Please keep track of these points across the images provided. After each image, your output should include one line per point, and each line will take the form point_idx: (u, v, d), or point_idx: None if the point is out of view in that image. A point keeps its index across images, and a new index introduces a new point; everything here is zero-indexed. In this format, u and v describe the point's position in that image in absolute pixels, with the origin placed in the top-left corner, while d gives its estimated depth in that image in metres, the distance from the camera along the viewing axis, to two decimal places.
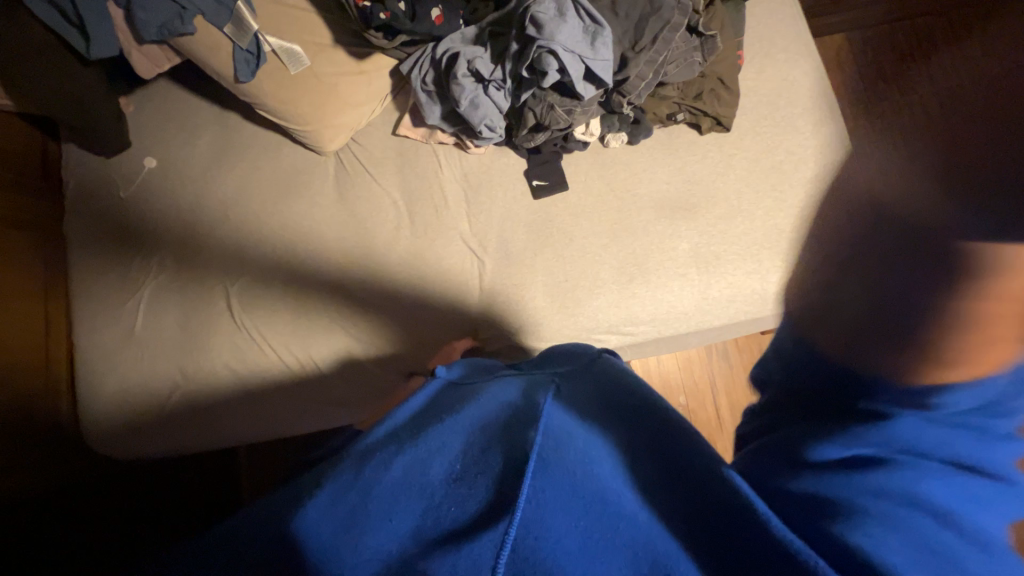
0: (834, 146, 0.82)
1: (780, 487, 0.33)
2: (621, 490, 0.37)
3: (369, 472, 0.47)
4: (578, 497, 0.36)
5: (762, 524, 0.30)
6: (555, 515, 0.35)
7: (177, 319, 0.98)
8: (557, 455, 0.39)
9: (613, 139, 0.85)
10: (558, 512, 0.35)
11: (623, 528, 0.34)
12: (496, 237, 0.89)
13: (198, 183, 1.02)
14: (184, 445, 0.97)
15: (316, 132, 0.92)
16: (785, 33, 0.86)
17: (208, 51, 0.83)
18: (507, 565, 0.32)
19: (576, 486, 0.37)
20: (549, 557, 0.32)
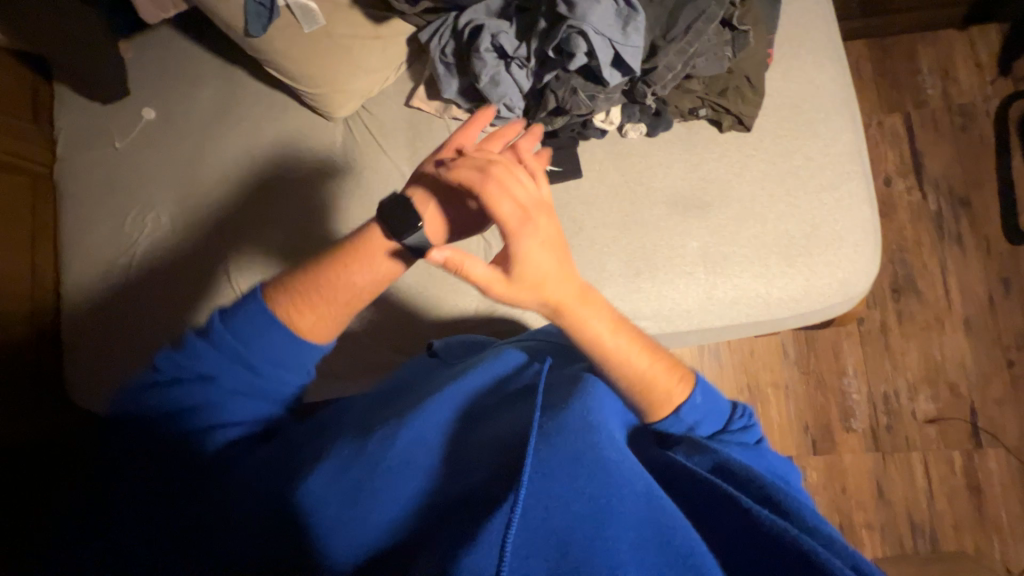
0: (852, 156, 0.81)
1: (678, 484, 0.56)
2: (617, 461, 0.51)
3: (377, 445, 0.55)
4: (579, 462, 0.50)
5: (723, 495, 0.51)
6: (559, 481, 0.49)
7: (168, 278, 0.96)
8: (556, 429, 0.53)
9: (631, 130, 0.84)
10: (563, 475, 0.50)
11: (626, 485, 0.50)
12: None
13: (199, 140, 0.99)
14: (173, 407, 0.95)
15: (327, 97, 0.88)
16: (815, 36, 0.84)
17: (218, 1, 0.80)
18: (525, 510, 0.47)
19: (576, 452, 0.51)
20: (556, 503, 0.48)
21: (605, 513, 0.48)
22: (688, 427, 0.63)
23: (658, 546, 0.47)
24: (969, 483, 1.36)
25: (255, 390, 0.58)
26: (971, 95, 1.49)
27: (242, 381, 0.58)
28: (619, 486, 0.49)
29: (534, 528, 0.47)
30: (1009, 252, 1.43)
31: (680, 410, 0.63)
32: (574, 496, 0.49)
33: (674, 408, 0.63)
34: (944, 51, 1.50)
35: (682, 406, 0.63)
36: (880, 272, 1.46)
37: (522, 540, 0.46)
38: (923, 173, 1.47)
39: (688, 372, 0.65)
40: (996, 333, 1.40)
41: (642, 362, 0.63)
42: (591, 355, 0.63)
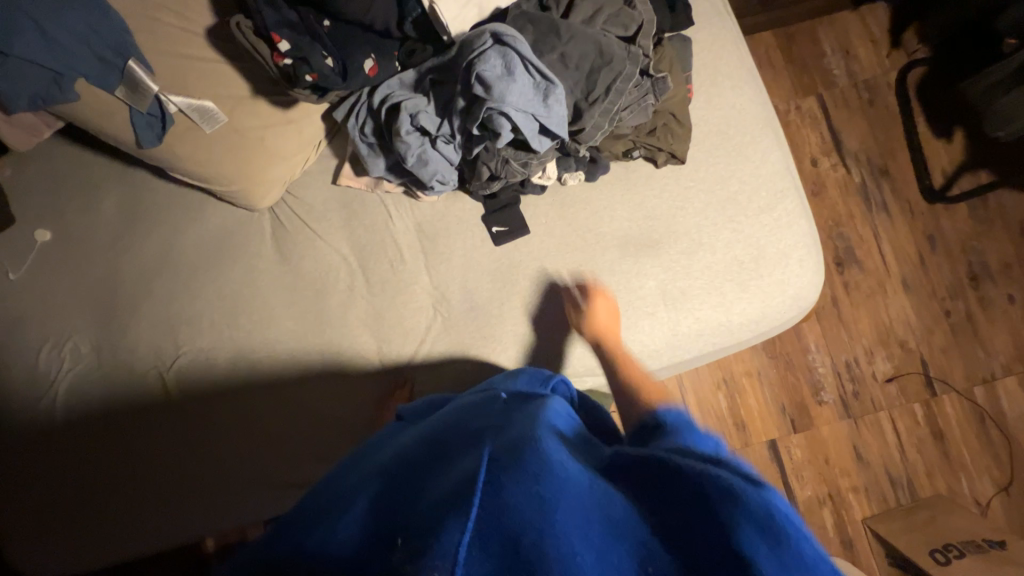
0: (783, 174, 0.84)
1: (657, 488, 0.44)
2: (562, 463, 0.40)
3: (323, 514, 0.45)
4: (525, 464, 0.39)
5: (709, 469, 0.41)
6: (513, 487, 0.37)
7: (97, 406, 0.86)
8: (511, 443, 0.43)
9: (570, 179, 0.82)
10: (514, 476, 0.38)
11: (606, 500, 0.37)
12: (459, 289, 0.85)
13: (110, 255, 0.89)
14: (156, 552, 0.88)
15: (245, 193, 0.83)
16: (728, 60, 0.86)
17: (99, 116, 0.70)
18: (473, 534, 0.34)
19: (519, 455, 0.40)
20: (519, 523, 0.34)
21: (562, 513, 0.35)
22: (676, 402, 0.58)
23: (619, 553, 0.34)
24: (932, 430, 1.46)
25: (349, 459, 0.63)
26: (872, 70, 1.58)
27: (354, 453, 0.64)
28: (568, 482, 0.38)
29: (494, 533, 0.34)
30: (929, 209, 1.54)
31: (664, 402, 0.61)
32: (534, 495, 0.36)
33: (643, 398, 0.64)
34: (842, 33, 1.59)
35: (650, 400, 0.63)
36: (823, 249, 1.53)
37: (476, 554, 0.33)
38: (843, 150, 1.55)
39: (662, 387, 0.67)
40: (931, 287, 1.51)
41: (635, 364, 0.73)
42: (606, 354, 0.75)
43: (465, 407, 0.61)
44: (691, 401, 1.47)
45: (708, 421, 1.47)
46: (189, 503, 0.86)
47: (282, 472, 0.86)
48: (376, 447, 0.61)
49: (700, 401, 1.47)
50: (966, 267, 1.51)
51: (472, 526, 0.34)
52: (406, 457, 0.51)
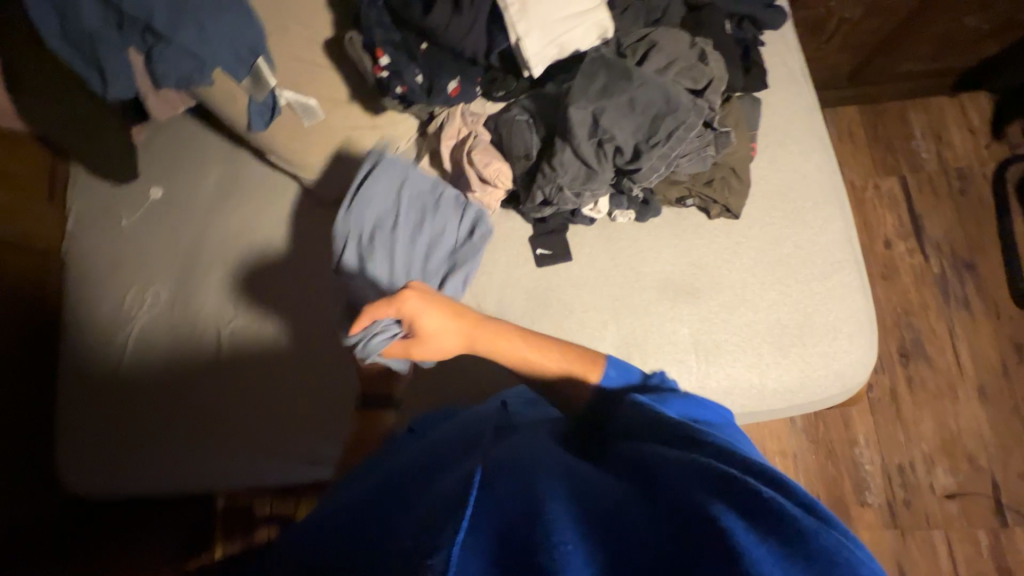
0: (843, 245, 0.81)
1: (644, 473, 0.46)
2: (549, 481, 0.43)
3: (346, 539, 0.50)
4: (523, 490, 0.42)
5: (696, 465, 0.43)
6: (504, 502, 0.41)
7: (163, 351, 0.96)
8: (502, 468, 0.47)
9: (621, 216, 0.85)
10: (503, 490, 0.43)
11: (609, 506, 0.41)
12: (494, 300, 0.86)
13: (204, 220, 1.02)
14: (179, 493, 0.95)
15: (325, 182, 0.92)
16: (799, 126, 0.86)
17: (224, 101, 0.82)
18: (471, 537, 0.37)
19: (516, 485, 0.43)
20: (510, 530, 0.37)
21: (548, 513, 0.38)
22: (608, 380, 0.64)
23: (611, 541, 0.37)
24: (998, 566, 1.27)
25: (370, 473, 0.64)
26: (967, 158, 1.49)
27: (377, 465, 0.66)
28: (552, 494, 0.41)
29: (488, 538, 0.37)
30: (1019, 316, 1.39)
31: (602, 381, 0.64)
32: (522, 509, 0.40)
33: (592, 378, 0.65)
34: (936, 117, 1.52)
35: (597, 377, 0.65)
36: (887, 336, 1.42)
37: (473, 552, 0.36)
38: (924, 236, 1.46)
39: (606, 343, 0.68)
40: (1014, 402, 1.34)
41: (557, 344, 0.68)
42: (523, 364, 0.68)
43: (469, 424, 0.64)
44: None
45: None
46: (214, 455, 0.93)
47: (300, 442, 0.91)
48: (395, 459, 0.64)
49: None
50: None
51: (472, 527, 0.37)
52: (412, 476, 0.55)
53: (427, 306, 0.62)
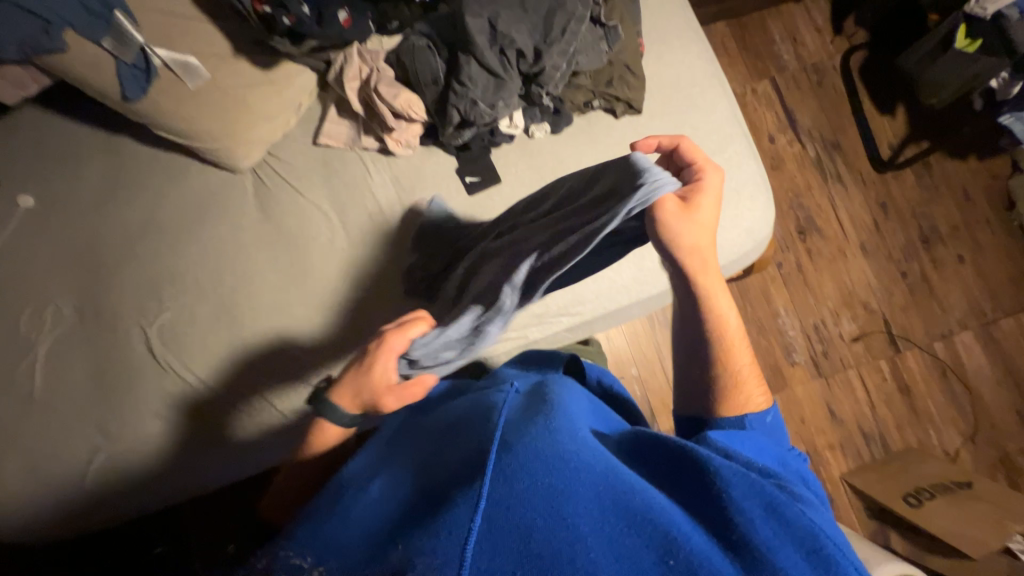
0: (730, 121, 0.92)
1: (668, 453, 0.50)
2: (577, 453, 0.44)
3: (344, 503, 0.52)
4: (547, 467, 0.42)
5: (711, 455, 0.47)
6: (522, 478, 0.41)
7: (84, 368, 0.87)
8: (521, 437, 0.46)
9: (537, 130, 0.89)
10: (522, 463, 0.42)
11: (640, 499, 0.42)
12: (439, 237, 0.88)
13: (96, 220, 0.91)
14: (146, 512, 0.89)
15: (229, 148, 0.86)
16: (676, 22, 0.94)
17: (85, 68, 0.73)
18: (480, 524, 0.38)
19: (541, 458, 0.43)
20: (525, 514, 0.39)
21: (568, 502, 0.40)
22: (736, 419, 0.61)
23: (629, 527, 0.39)
24: (899, 385, 1.53)
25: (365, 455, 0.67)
26: (819, 54, 1.71)
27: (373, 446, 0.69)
28: (580, 471, 0.42)
29: (502, 522, 0.38)
30: (879, 180, 1.65)
31: (745, 417, 0.61)
32: (536, 488, 0.40)
33: (748, 409, 0.63)
34: (789, 22, 1.72)
35: (754, 408, 0.63)
36: (785, 219, 1.62)
37: (484, 541, 0.37)
38: (798, 127, 1.66)
39: (769, 396, 0.66)
40: (887, 251, 1.60)
41: (742, 357, 0.67)
42: (712, 342, 0.67)
43: (465, 403, 0.64)
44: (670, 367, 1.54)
45: None
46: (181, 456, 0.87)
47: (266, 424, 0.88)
48: (391, 441, 0.66)
49: None
50: (918, 232, 1.61)
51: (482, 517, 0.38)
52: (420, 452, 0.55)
53: (720, 192, 0.62)
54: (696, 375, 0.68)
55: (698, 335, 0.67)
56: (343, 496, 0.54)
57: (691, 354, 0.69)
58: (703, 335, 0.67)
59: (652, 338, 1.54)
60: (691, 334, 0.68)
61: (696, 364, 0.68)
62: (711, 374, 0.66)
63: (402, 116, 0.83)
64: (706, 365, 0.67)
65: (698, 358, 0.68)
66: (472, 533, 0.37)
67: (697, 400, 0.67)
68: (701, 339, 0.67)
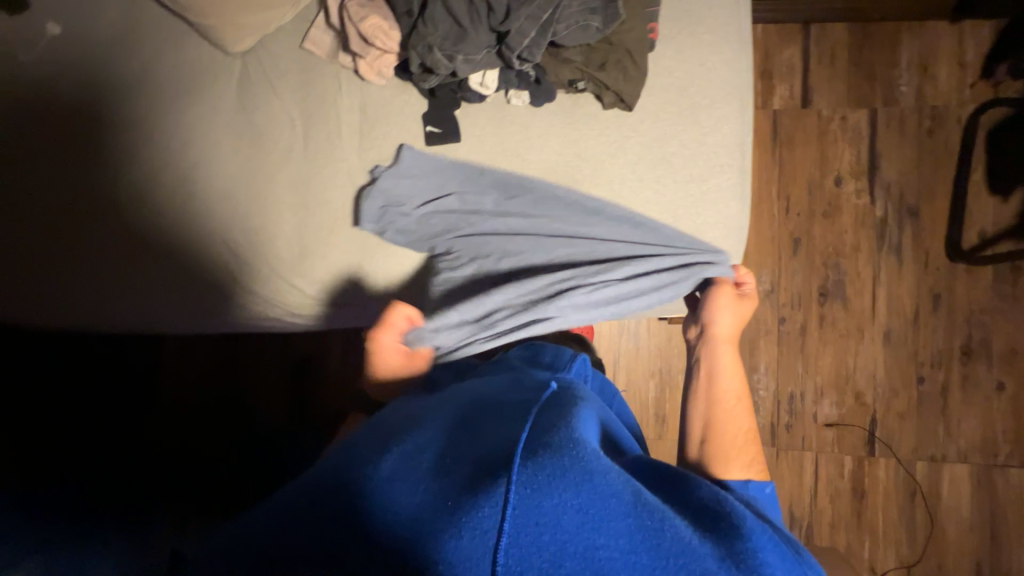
0: (730, 148, 0.80)
1: (685, 496, 0.52)
2: (602, 471, 0.46)
3: (351, 463, 0.52)
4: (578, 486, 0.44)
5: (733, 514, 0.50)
6: (549, 493, 0.43)
7: (61, 194, 0.95)
8: (545, 448, 0.47)
9: (514, 97, 0.81)
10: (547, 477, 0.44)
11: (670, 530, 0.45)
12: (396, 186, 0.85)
13: (100, 61, 0.96)
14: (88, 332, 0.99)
15: (219, 29, 0.88)
16: (716, 14, 0.80)
17: None
18: (512, 524, 0.41)
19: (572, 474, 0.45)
20: (551, 535, 0.41)
21: (596, 527, 0.42)
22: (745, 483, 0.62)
23: (658, 560, 0.42)
24: (855, 487, 1.40)
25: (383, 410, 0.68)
26: (946, 96, 1.39)
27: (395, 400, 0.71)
28: (609, 494, 0.44)
29: (529, 533, 0.41)
30: (947, 267, 1.39)
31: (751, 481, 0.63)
32: (564, 509, 0.42)
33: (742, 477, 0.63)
34: (927, 46, 1.39)
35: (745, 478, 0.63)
36: (812, 275, 1.42)
37: (513, 547, 0.41)
38: (876, 177, 1.40)
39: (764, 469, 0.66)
40: (914, 348, 1.39)
41: (743, 421, 0.70)
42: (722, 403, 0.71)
43: (491, 386, 0.66)
44: (621, 378, 1.50)
45: (631, 402, 1.50)
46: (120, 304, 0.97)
47: (193, 299, 0.95)
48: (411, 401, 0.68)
49: (630, 381, 1.50)
50: (962, 341, 1.38)
51: (511, 521, 0.42)
52: (434, 429, 0.56)
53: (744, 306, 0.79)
54: (701, 423, 0.71)
55: (705, 383, 0.74)
56: (358, 451, 0.55)
57: (699, 402, 0.73)
58: (711, 386, 0.73)
59: (613, 344, 1.49)
60: (705, 391, 0.73)
61: (704, 411, 0.72)
62: (716, 428, 0.69)
63: (371, 44, 0.79)
64: (713, 425, 0.69)
65: (702, 406, 0.72)
66: (500, 542, 0.41)
67: (698, 449, 0.69)
68: (707, 393, 0.72)
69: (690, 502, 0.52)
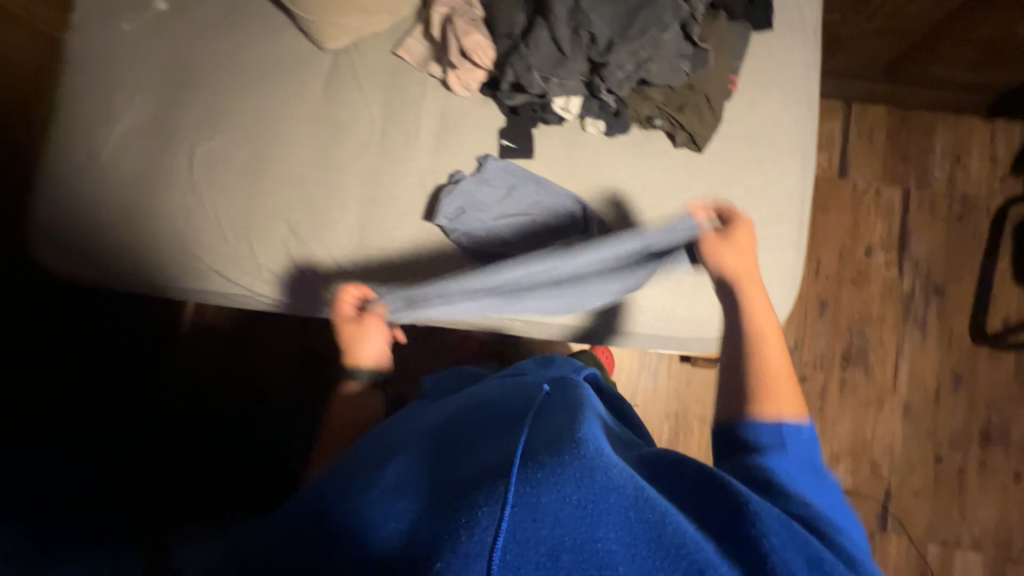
0: (791, 199, 0.84)
1: (701, 489, 0.45)
2: (604, 467, 0.41)
3: (353, 483, 0.51)
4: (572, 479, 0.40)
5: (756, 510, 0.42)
6: (545, 489, 0.39)
7: (139, 156, 0.98)
8: (543, 449, 0.44)
9: (590, 125, 0.86)
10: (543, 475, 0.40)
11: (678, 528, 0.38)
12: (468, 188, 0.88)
13: (201, 39, 1.02)
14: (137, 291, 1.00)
15: (320, 26, 0.93)
16: (789, 77, 0.86)
17: None
18: (507, 526, 0.37)
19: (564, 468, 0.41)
20: (548, 536, 0.36)
21: (596, 524, 0.37)
22: (779, 436, 0.57)
23: (667, 560, 0.36)
24: None
25: (389, 427, 0.66)
26: (978, 186, 1.45)
27: (402, 417, 0.69)
28: (610, 488, 0.39)
29: (526, 536, 0.37)
30: (969, 349, 1.41)
31: (784, 427, 0.58)
32: (559, 504, 0.38)
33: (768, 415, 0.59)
34: (961, 138, 1.47)
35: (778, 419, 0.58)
36: (836, 338, 1.44)
37: (511, 553, 0.36)
38: (906, 252, 1.45)
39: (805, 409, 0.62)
40: (932, 425, 1.39)
41: (778, 359, 0.66)
42: (760, 347, 0.67)
43: (500, 396, 0.63)
44: None
45: None
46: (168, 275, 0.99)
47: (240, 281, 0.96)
48: (418, 417, 0.66)
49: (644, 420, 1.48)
50: (980, 423, 1.38)
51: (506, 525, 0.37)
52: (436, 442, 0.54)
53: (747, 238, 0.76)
54: (735, 370, 0.66)
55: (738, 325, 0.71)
56: (358, 469, 0.53)
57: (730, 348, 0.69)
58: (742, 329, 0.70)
59: (631, 380, 1.48)
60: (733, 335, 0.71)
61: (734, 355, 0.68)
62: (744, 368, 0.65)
63: (468, 58, 0.84)
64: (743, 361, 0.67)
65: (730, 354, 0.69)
66: (496, 544, 0.37)
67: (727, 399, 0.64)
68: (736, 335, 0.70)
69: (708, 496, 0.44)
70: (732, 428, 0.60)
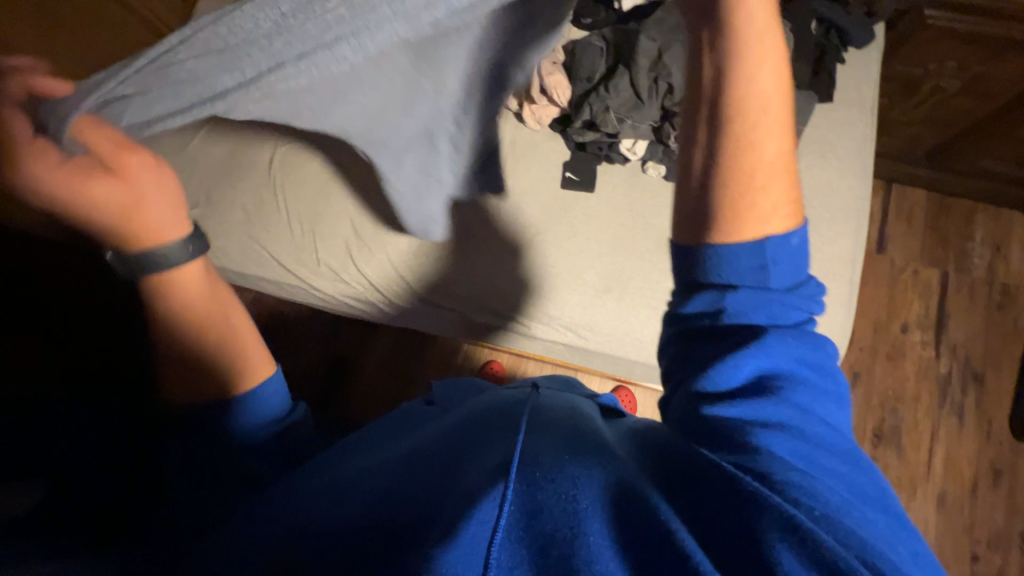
0: (844, 261, 0.86)
1: (696, 474, 0.38)
2: (602, 469, 0.37)
3: (334, 479, 0.47)
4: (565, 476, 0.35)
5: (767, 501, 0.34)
6: (538, 483, 0.35)
7: None
8: (537, 442, 0.39)
9: (653, 168, 0.92)
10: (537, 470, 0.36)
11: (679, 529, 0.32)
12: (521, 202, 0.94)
13: None
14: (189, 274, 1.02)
15: None
16: (846, 147, 0.90)
17: None
18: (502, 520, 0.33)
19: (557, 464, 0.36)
20: (540, 531, 0.32)
21: (588, 521, 0.33)
22: (756, 263, 0.45)
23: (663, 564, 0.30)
24: None
25: (379, 425, 0.61)
26: (1018, 278, 1.46)
27: (391, 416, 0.64)
28: (607, 487, 0.35)
29: (517, 532, 0.32)
30: (1008, 443, 1.36)
31: (765, 242, 0.45)
32: (551, 497, 0.34)
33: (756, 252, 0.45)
34: (1002, 229, 1.49)
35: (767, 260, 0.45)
36: (868, 413, 1.40)
37: (503, 552, 0.31)
38: (944, 335, 1.43)
39: (799, 213, 0.48)
40: (969, 520, 1.31)
41: (771, 145, 0.47)
42: (732, 119, 0.46)
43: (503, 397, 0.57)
44: None
45: None
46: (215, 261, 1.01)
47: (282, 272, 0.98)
48: (415, 420, 0.61)
49: None
50: (1022, 526, 1.30)
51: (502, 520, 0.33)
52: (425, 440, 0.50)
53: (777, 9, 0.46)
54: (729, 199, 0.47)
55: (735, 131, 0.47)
56: (336, 468, 0.50)
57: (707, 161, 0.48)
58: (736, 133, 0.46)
59: None
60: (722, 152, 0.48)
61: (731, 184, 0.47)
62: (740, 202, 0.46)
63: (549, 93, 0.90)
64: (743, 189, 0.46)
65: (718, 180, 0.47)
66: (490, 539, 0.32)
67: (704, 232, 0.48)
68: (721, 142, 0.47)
69: (705, 481, 0.37)
70: (689, 260, 0.48)
